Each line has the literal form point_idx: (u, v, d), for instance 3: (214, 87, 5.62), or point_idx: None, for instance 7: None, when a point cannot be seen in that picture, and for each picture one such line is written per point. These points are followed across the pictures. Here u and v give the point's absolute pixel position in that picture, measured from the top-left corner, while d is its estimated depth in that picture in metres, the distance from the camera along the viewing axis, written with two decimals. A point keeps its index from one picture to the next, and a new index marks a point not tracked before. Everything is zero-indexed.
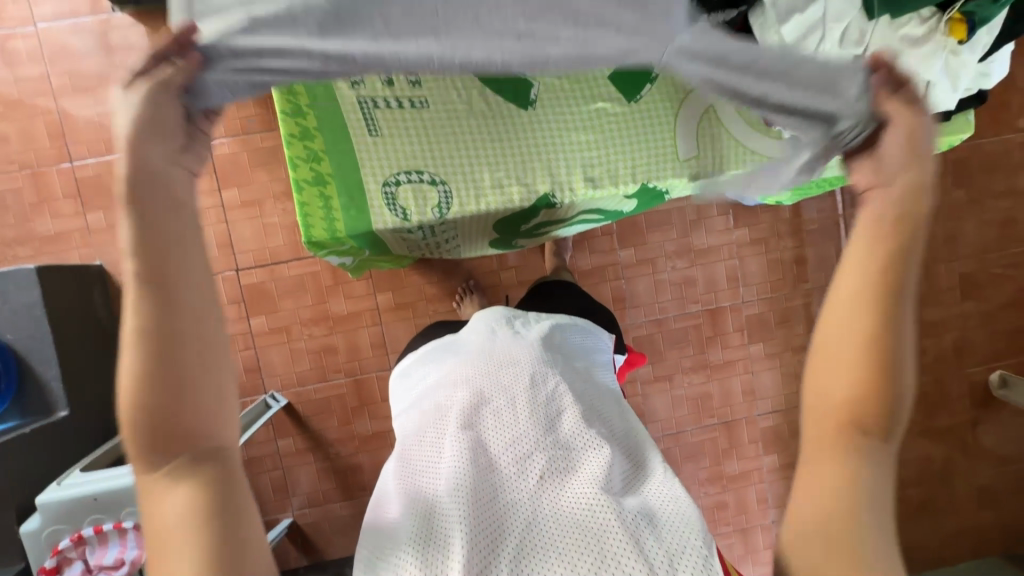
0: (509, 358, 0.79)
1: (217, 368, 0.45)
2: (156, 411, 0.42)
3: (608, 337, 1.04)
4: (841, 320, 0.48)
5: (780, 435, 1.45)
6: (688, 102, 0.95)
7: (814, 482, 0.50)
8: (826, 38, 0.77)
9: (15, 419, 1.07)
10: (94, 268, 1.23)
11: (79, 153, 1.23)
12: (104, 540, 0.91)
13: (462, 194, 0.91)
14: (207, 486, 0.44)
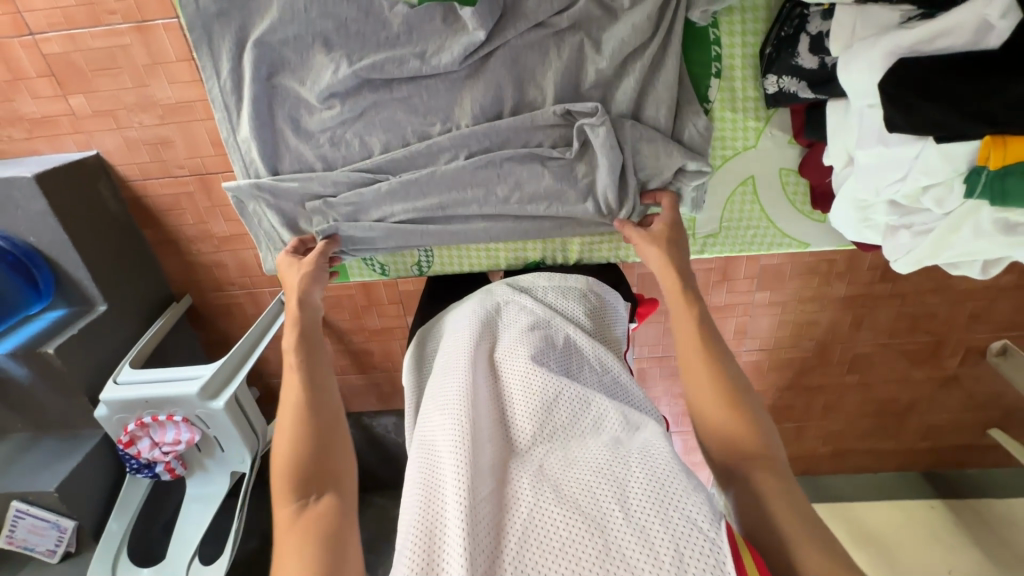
0: (514, 351, 0.81)
1: (332, 444, 0.77)
2: (309, 467, 0.73)
3: (625, 305, 0.98)
4: (683, 319, 0.86)
5: (758, 367, 1.55)
6: (732, 168, 1.04)
7: (761, 477, 0.70)
8: (906, 179, 0.72)
9: (63, 307, 1.21)
10: (93, 160, 1.19)
11: (37, 23, 1.07)
12: (162, 425, 1.13)
13: (444, 257, 1.12)
14: (323, 516, 0.68)
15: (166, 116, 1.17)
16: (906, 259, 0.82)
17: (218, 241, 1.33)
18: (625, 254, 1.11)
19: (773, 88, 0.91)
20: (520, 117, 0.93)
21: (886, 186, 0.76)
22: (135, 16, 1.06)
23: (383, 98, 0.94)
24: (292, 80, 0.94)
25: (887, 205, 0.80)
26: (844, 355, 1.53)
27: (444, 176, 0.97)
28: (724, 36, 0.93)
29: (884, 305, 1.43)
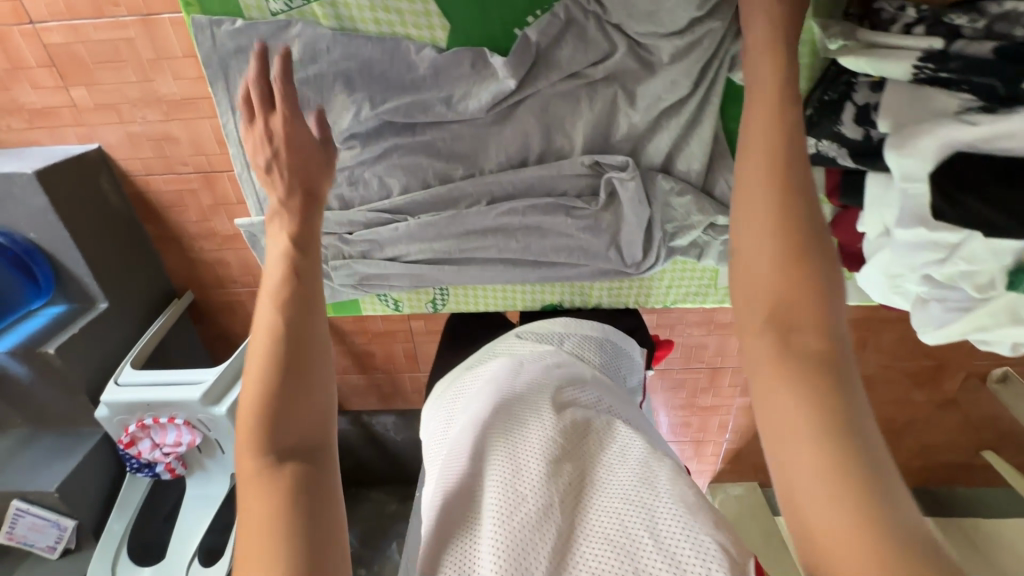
0: (534, 376, 0.79)
1: (310, 386, 0.66)
2: (274, 406, 0.63)
3: (642, 352, 0.98)
4: (767, 268, 0.60)
5: None
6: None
7: (825, 519, 0.51)
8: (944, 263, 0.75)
9: (63, 303, 1.19)
10: (94, 154, 1.16)
11: (37, 12, 1.03)
12: (163, 426, 1.12)
13: (460, 295, 1.10)
14: (293, 477, 0.60)
15: (170, 112, 1.13)
16: (927, 330, 0.85)
17: (222, 239, 1.31)
18: (644, 301, 1.10)
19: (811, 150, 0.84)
20: (547, 167, 0.91)
21: (919, 267, 0.79)
22: (140, 9, 1.02)
23: (405, 137, 0.92)
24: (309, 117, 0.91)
25: (922, 278, 0.81)
26: None
27: (467, 220, 0.94)
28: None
29: (889, 328, 1.43)
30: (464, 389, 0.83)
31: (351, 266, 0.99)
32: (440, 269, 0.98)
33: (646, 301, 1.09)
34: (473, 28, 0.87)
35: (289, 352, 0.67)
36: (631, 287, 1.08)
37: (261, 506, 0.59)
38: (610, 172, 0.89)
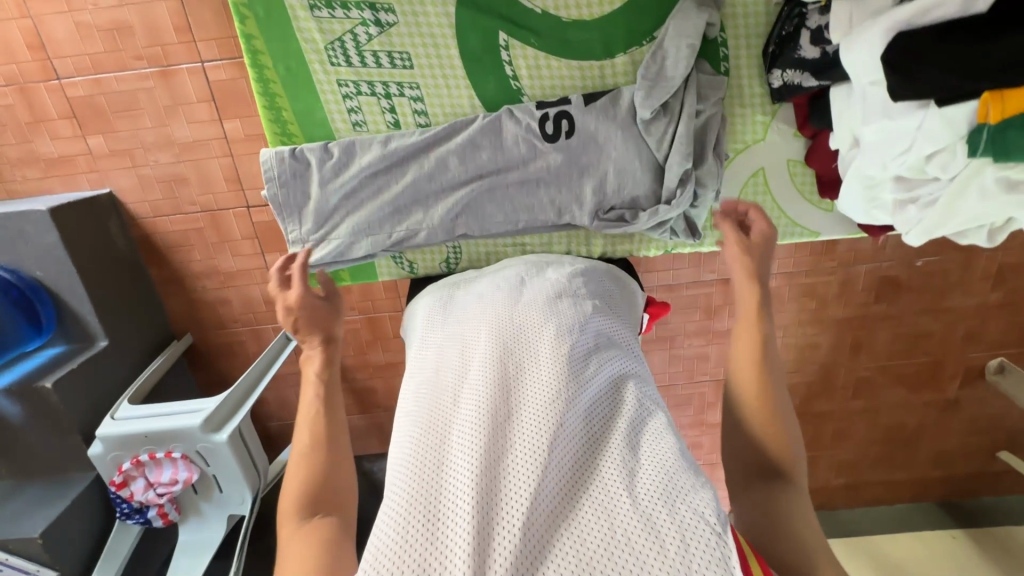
0: (533, 319, 0.78)
1: (338, 454, 0.76)
2: (312, 473, 0.73)
3: (642, 295, 0.99)
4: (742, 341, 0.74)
5: None
6: (742, 162, 1.03)
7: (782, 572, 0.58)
8: (910, 150, 0.74)
9: (62, 344, 1.18)
10: (105, 198, 1.22)
11: (65, 69, 1.13)
12: (159, 463, 1.08)
13: (473, 252, 1.05)
14: (327, 529, 0.68)
15: (182, 154, 1.21)
16: (916, 231, 0.82)
17: (225, 277, 1.33)
18: (647, 252, 1.05)
19: (778, 82, 0.93)
20: (576, 117, 0.93)
21: (893, 159, 0.78)
22: (161, 61, 1.13)
23: (440, 76, 0.94)
24: (339, 65, 0.93)
25: (895, 181, 0.81)
26: (848, 379, 1.54)
27: (484, 160, 0.94)
28: (730, 37, 0.95)
29: (881, 327, 1.46)
30: (459, 321, 0.83)
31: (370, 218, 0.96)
32: (460, 211, 0.96)
33: (649, 252, 1.05)
34: None
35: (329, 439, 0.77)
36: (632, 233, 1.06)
37: (301, 556, 0.64)
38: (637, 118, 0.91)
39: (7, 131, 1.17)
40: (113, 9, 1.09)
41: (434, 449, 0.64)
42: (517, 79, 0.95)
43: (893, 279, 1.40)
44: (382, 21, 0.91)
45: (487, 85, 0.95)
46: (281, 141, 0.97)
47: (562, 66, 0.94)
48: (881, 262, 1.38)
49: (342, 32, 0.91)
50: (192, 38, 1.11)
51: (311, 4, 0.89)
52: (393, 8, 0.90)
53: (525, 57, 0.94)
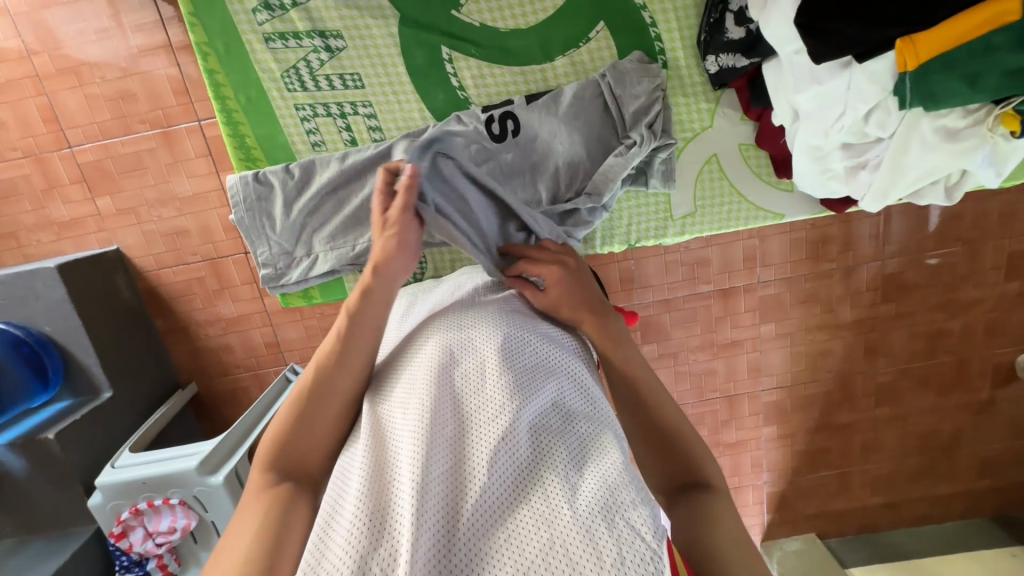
0: (482, 325, 0.75)
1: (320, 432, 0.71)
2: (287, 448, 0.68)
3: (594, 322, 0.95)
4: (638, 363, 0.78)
5: (783, 408, 1.48)
6: (693, 150, 1.01)
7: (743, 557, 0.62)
8: (846, 114, 0.75)
9: (69, 398, 1.21)
10: (113, 254, 1.28)
11: (77, 138, 1.22)
12: (158, 511, 1.06)
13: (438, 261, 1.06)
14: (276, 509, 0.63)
15: (184, 208, 1.27)
16: (873, 196, 0.84)
17: (226, 323, 1.36)
18: (612, 245, 1.06)
19: (714, 67, 0.92)
20: (527, 113, 0.95)
21: (832, 126, 0.79)
22: (162, 123, 1.21)
23: (392, 92, 0.97)
24: (295, 90, 0.97)
25: (842, 149, 0.82)
26: (868, 387, 1.46)
27: (437, 166, 0.96)
28: (663, 31, 0.94)
29: (895, 327, 1.41)
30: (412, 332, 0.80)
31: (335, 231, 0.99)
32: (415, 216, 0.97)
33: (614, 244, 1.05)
34: (422, 11, 0.93)
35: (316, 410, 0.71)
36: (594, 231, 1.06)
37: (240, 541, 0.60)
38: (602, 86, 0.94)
39: (25, 199, 1.26)
40: (118, 80, 1.19)
41: (373, 465, 0.61)
42: (463, 90, 0.97)
43: (898, 276, 1.36)
44: (332, 46, 0.94)
45: (435, 95, 0.98)
46: (246, 166, 0.99)
47: (506, 72, 0.97)
48: (883, 260, 1.34)
49: (296, 59, 0.95)
50: (189, 99, 1.20)
51: (265, 36, 0.93)
52: (342, 33, 0.93)
53: (469, 67, 0.96)
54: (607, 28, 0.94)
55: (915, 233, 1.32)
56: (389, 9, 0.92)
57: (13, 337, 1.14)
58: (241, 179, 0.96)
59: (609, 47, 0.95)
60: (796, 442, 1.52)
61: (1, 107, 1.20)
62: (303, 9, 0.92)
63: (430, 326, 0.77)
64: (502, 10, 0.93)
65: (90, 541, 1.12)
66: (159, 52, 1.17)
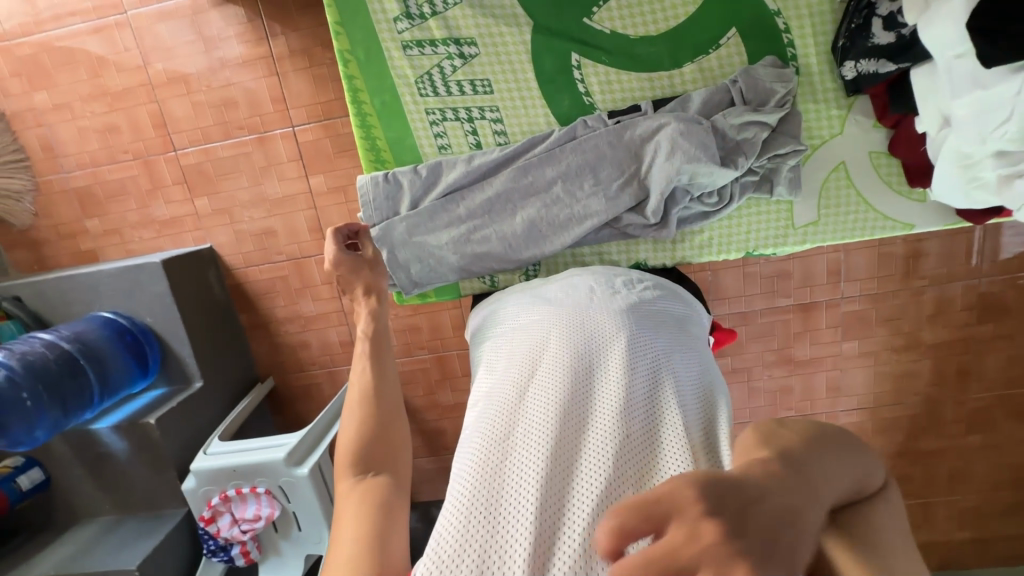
0: (604, 323, 0.75)
1: (391, 412, 0.74)
2: (360, 428, 0.71)
3: (707, 309, 0.94)
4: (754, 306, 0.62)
5: (862, 431, 1.41)
6: (821, 158, 0.99)
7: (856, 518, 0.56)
8: (1012, 120, 0.70)
9: (163, 386, 1.28)
10: (206, 252, 1.35)
11: (181, 142, 1.31)
12: (244, 499, 1.11)
13: (552, 261, 1.05)
14: (378, 487, 0.65)
15: (273, 209, 1.33)
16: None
17: (305, 321, 1.41)
18: (731, 254, 1.04)
19: (852, 74, 0.90)
20: (663, 115, 0.93)
21: (992, 133, 0.73)
22: (259, 129, 1.28)
23: (520, 96, 0.99)
24: (427, 95, 1.00)
25: (995, 156, 0.78)
26: (958, 412, 1.38)
27: (564, 167, 0.95)
28: (796, 37, 0.93)
29: (990, 350, 1.33)
30: (525, 323, 0.81)
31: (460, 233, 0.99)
32: (538, 213, 0.97)
33: (733, 253, 1.04)
34: (553, 18, 0.95)
35: (377, 400, 0.74)
36: (714, 237, 1.03)
37: (352, 513, 0.63)
38: (738, 91, 0.92)
39: (130, 198, 1.36)
40: (222, 87, 1.27)
41: (499, 438, 0.61)
42: (589, 96, 0.98)
43: (997, 296, 1.28)
44: (466, 53, 0.97)
45: (561, 101, 0.99)
46: (375, 167, 1.02)
47: (633, 78, 0.97)
48: (978, 278, 1.27)
49: (431, 66, 0.98)
50: (285, 106, 1.26)
51: (404, 44, 0.97)
52: (476, 41, 0.97)
53: (597, 73, 0.97)
54: (740, 34, 0.94)
55: (1017, 250, 1.24)
56: (524, 17, 0.95)
57: (119, 325, 1.22)
58: (374, 177, 0.99)
59: (740, 53, 0.94)
60: None
61: (116, 113, 1.30)
62: (442, 18, 0.96)
63: (545, 323, 0.78)
64: (634, 18, 0.94)
65: (181, 522, 1.18)
66: (260, 62, 1.24)
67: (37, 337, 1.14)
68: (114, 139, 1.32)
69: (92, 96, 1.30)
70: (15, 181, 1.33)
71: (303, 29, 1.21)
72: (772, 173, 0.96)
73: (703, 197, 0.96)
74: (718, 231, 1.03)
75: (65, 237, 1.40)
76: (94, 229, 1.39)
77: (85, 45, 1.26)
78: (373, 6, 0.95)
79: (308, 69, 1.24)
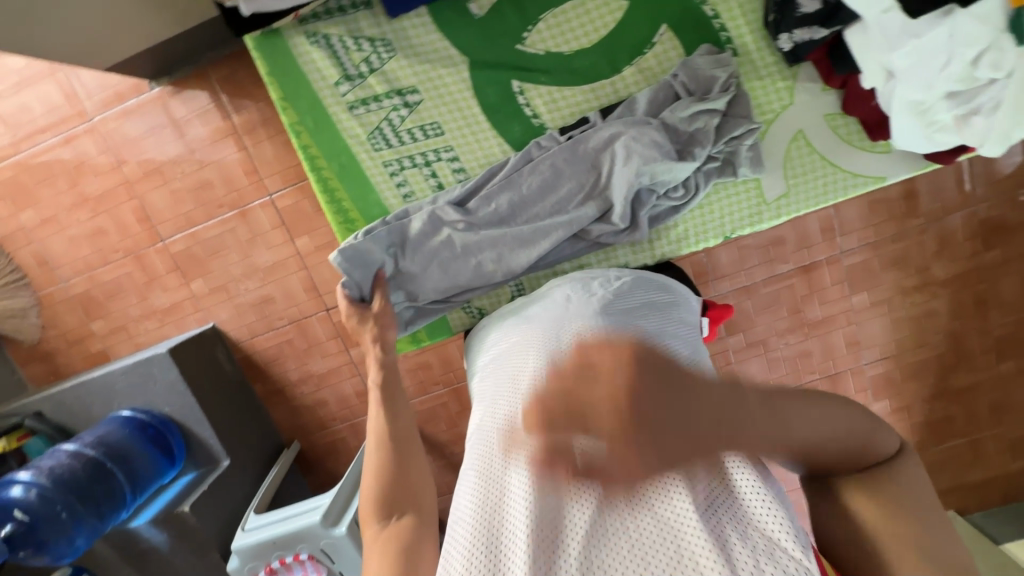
0: (582, 330, 0.73)
1: (409, 449, 0.76)
2: (378, 466, 0.73)
3: (698, 299, 0.93)
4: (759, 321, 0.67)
5: (891, 380, 1.38)
6: (777, 131, 0.98)
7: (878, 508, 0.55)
8: (955, 60, 0.72)
9: (192, 471, 1.29)
10: (210, 331, 1.37)
11: (167, 231, 1.34)
12: (289, 568, 1.11)
13: (535, 283, 1.06)
14: (406, 526, 0.66)
15: (266, 277, 1.35)
16: (993, 140, 0.80)
17: (318, 379, 1.42)
18: (708, 241, 1.04)
19: (788, 45, 0.88)
20: (614, 123, 0.93)
21: (938, 76, 0.75)
22: (238, 204, 1.31)
23: (471, 131, 1.00)
24: (382, 148, 1.01)
25: (947, 98, 0.79)
26: (985, 342, 1.35)
27: (526, 190, 0.96)
28: (727, 21, 0.93)
29: (1003, 274, 1.30)
30: (510, 343, 0.80)
31: (440, 276, 0.99)
32: (511, 239, 0.96)
33: (710, 240, 1.03)
34: (487, 50, 0.96)
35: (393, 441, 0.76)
36: (687, 227, 1.03)
37: (378, 555, 0.63)
38: (681, 86, 0.93)
39: (129, 294, 1.39)
40: (196, 170, 1.30)
41: (492, 472, 0.60)
42: (537, 117, 0.99)
43: (998, 218, 1.26)
44: (410, 101, 0.99)
45: (511, 127, 1.00)
46: (346, 229, 1.04)
47: (576, 92, 0.98)
48: (975, 205, 1.25)
49: (379, 120, 1.00)
50: (259, 177, 1.29)
51: (350, 105, 0.99)
52: (417, 88, 0.98)
53: (540, 94, 0.98)
54: (671, 28, 0.94)
55: (1007, 171, 1.23)
56: (459, 55, 0.96)
57: (139, 421, 1.24)
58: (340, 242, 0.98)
59: (675, 47, 0.95)
60: (914, 414, 1.41)
61: (101, 216, 1.34)
62: (380, 73, 0.97)
63: (525, 341, 0.77)
64: (565, 34, 0.94)
65: None
66: (228, 139, 1.27)
67: (62, 450, 1.16)
68: (103, 240, 1.35)
69: (75, 205, 1.33)
70: (18, 300, 1.37)
71: (262, 100, 1.24)
72: (730, 156, 0.96)
73: (669, 192, 0.96)
74: (691, 222, 1.03)
75: (74, 344, 1.43)
76: (100, 330, 1.42)
77: (59, 158, 1.31)
78: (312, 74, 0.97)
79: (274, 137, 1.26)
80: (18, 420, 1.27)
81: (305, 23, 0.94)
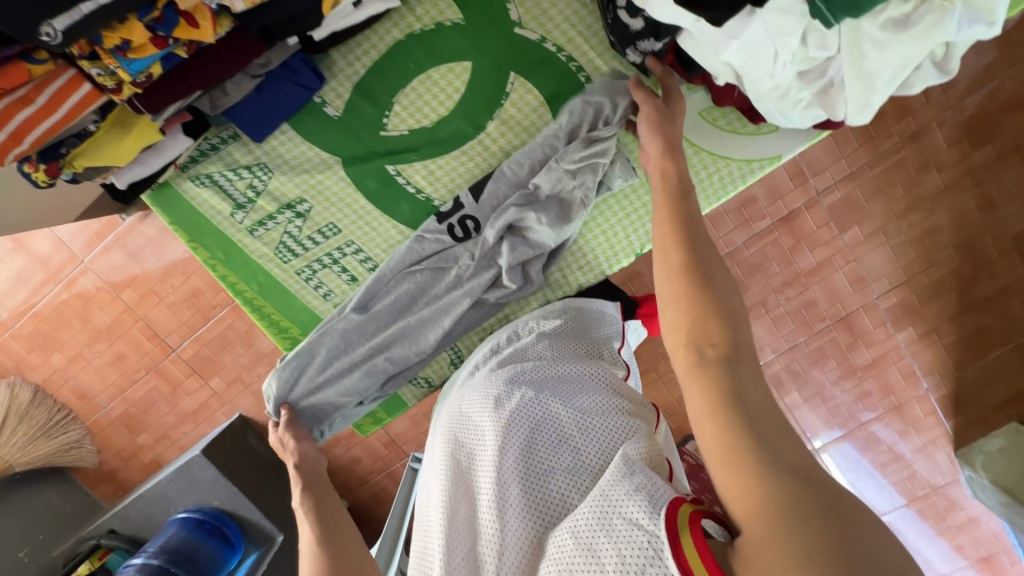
0: (476, 390, 0.76)
1: (346, 531, 0.79)
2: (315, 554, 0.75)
3: (615, 304, 0.97)
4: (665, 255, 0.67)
5: (910, 308, 1.29)
6: None
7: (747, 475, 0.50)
8: (781, 52, 0.71)
9: (253, 551, 1.39)
10: (239, 420, 1.46)
11: (175, 341, 1.44)
12: None
13: (468, 343, 1.09)
14: None
15: (273, 360, 1.43)
16: (855, 110, 0.77)
17: (348, 439, 1.50)
18: (618, 261, 1.04)
19: (637, 58, 0.85)
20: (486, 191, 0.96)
21: (774, 65, 0.74)
22: (228, 301, 1.39)
23: (364, 222, 1.03)
24: (291, 259, 1.06)
25: (799, 79, 0.76)
26: (1004, 245, 1.19)
27: (420, 277, 1.01)
28: (571, 51, 0.90)
29: (1009, 168, 1.15)
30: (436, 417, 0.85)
31: (369, 367, 1.03)
32: (422, 317, 1.01)
33: (619, 260, 1.03)
34: (354, 148, 0.97)
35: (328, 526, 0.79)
36: (594, 254, 1.03)
37: None
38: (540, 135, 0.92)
39: (160, 404, 1.50)
40: (182, 280, 1.38)
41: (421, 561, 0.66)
42: (421, 192, 1.00)
43: (982, 112, 1.14)
44: (301, 211, 1.02)
45: (401, 209, 1.01)
46: (283, 338, 1.11)
47: (449, 159, 0.98)
48: (949, 108, 1.16)
49: (280, 236, 1.04)
50: None
51: (250, 230, 1.04)
52: (304, 198, 1.01)
53: (417, 170, 0.98)
54: (519, 73, 0.91)
55: (976, 63, 1.12)
56: (328, 156, 0.97)
57: (195, 519, 1.33)
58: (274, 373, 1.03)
59: (529, 90, 0.92)
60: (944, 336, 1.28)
61: (117, 343, 1.45)
62: (266, 194, 1.01)
63: (441, 416, 0.81)
64: (419, 110, 0.94)
65: None
66: None
67: (132, 565, 1.26)
68: (125, 363, 1.47)
69: (92, 338, 1.45)
70: (71, 433, 1.51)
71: None
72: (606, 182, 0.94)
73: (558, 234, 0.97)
74: (596, 247, 1.03)
75: (128, 458, 1.56)
76: (147, 442, 1.55)
77: (68, 301, 1.43)
78: (208, 213, 1.02)
79: None
80: (94, 541, 1.40)
81: (186, 168, 0.98)
